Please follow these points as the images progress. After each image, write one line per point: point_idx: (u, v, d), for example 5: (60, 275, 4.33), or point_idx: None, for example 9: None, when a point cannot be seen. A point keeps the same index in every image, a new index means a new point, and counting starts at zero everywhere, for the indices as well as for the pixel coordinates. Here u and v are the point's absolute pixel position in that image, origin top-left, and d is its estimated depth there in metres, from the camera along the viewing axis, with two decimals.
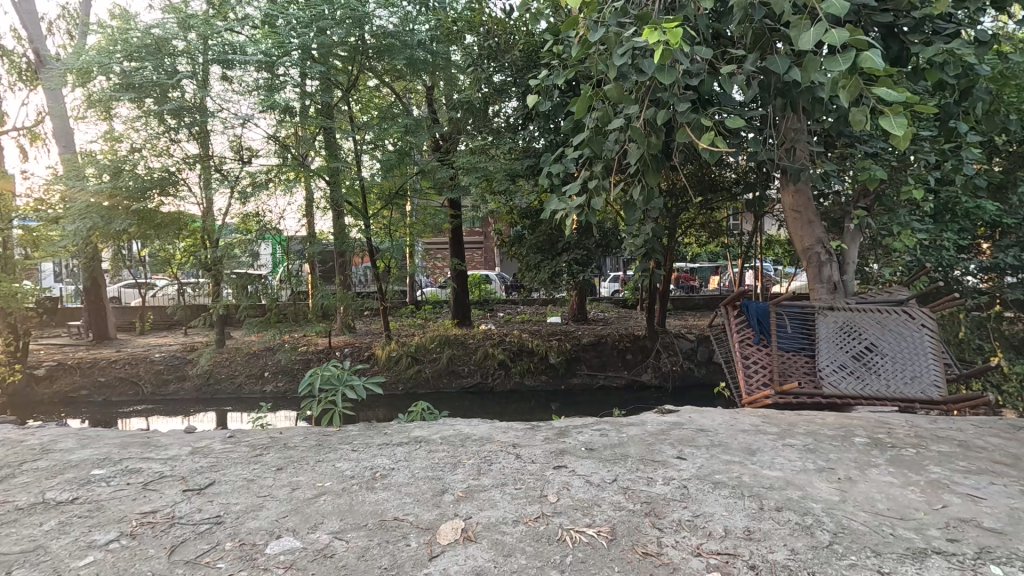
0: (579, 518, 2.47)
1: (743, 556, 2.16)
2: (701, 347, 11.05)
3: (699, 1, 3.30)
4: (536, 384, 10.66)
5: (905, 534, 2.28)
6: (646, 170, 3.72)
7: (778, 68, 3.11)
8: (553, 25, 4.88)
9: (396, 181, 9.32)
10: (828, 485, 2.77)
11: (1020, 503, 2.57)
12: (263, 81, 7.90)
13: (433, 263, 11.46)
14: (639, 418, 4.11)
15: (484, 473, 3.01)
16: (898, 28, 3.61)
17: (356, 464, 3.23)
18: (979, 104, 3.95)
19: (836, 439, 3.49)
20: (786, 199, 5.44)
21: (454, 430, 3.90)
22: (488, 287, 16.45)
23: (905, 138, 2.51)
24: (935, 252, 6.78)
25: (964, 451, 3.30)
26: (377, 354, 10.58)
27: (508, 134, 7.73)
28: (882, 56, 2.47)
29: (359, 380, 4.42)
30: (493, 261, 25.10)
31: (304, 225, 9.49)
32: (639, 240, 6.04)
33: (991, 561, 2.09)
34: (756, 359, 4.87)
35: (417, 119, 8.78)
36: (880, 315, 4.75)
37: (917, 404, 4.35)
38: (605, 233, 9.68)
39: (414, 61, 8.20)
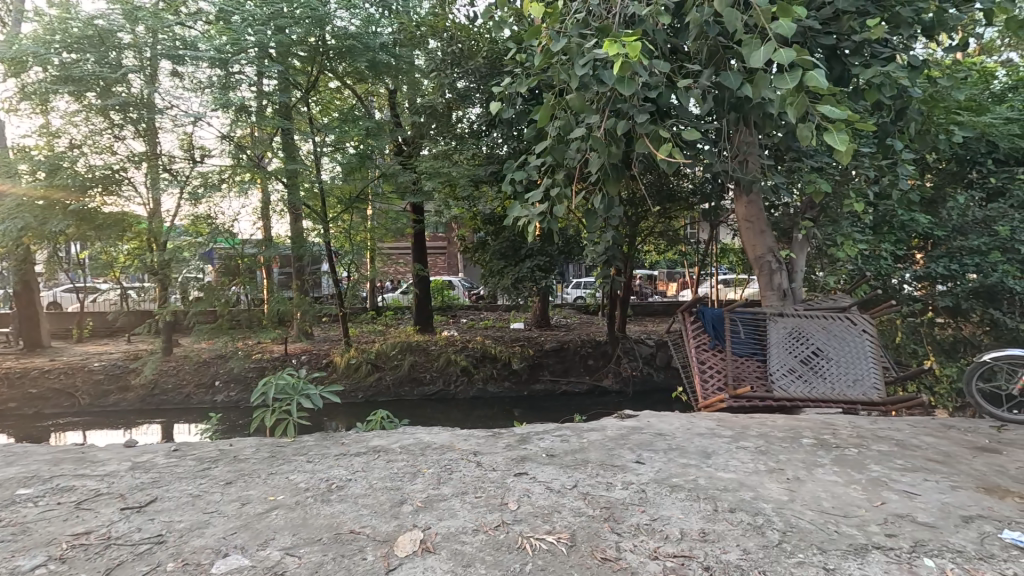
0: (539, 524, 2.47)
1: (698, 557, 2.21)
2: (660, 352, 11.30)
3: (657, 17, 3.41)
4: (498, 391, 10.61)
5: (848, 531, 2.38)
6: (607, 179, 3.83)
7: (731, 83, 3.24)
8: (516, 33, 4.93)
9: (357, 184, 9.14)
10: (778, 485, 2.87)
11: (950, 498, 2.73)
12: (216, 79, 7.56)
13: (394, 269, 11.24)
14: (599, 423, 4.15)
15: (445, 482, 2.97)
16: (840, 50, 3.83)
17: (311, 476, 3.13)
18: (912, 123, 4.24)
19: (785, 440, 3.63)
20: (739, 209, 5.67)
21: (414, 438, 3.84)
22: (451, 293, 16.32)
23: (847, 154, 2.65)
24: (875, 261, 7.17)
25: (901, 450, 3.49)
26: (335, 361, 10.36)
27: (472, 140, 7.84)
28: (825, 76, 2.61)
29: (316, 389, 4.28)
30: (456, 266, 24.98)
31: (260, 228, 9.15)
32: (599, 248, 6.10)
33: (925, 553, 2.22)
34: (711, 364, 5.04)
35: (380, 122, 8.68)
36: (825, 320, 4.99)
37: (859, 405, 4.59)
38: (566, 240, 9.71)
39: (376, 65, 8.11)
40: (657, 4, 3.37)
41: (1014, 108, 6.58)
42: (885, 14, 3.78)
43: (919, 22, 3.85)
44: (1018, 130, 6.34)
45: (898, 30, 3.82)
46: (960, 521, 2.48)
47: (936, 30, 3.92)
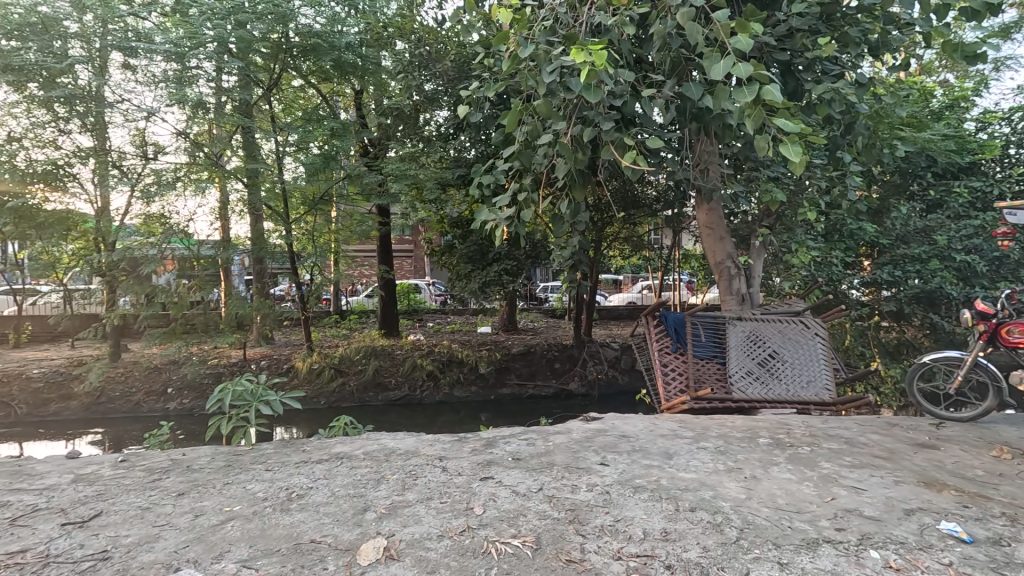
0: (504, 528, 2.47)
1: (660, 557, 2.25)
2: (624, 355, 11.47)
3: (623, 27, 3.49)
4: (465, 395, 10.58)
5: (801, 526, 2.48)
6: (574, 184, 3.90)
7: (693, 93, 3.35)
8: (485, 37, 4.95)
9: (321, 185, 8.88)
10: (736, 484, 2.96)
11: (894, 493, 2.89)
12: (171, 73, 7.23)
13: (359, 272, 11.02)
14: (565, 426, 4.18)
15: (409, 488, 2.93)
16: (794, 66, 4.05)
17: (269, 485, 3.03)
18: (860, 137, 4.47)
19: (743, 440, 3.75)
20: (700, 216, 5.83)
21: (378, 444, 3.78)
22: (417, 296, 16.15)
23: (800, 165, 2.78)
24: (826, 268, 7.51)
25: (850, 447, 3.67)
26: (296, 366, 10.06)
27: (439, 142, 7.93)
28: (780, 90, 2.72)
29: (276, 395, 4.14)
30: (422, 269, 24.68)
31: (218, 229, 8.80)
32: (565, 252, 6.16)
33: (871, 545, 2.33)
34: (674, 367, 5.16)
35: (345, 123, 8.51)
36: (782, 324, 5.19)
37: (811, 406, 4.79)
38: (533, 244, 9.78)
39: (341, 64, 7.92)
40: (622, 15, 3.44)
41: (951, 125, 7.06)
42: (835, 34, 4.00)
43: (865, 42, 4.08)
44: (952, 146, 6.81)
45: (847, 48, 4.04)
46: (902, 514, 2.62)
47: (881, 51, 4.15)
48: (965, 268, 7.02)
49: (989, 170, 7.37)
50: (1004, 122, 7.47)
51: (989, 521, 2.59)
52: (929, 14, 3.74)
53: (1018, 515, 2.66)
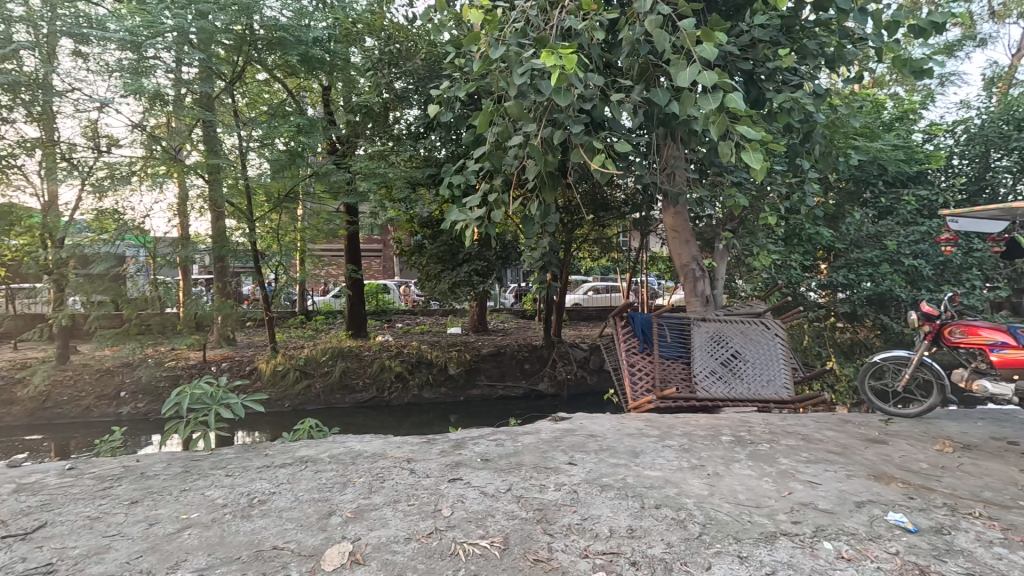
0: (473, 530, 2.46)
1: (625, 554, 2.29)
2: (593, 355, 11.61)
3: (592, 32, 3.53)
4: (435, 397, 10.48)
5: (760, 521, 2.57)
6: (543, 187, 3.90)
7: (660, 99, 3.43)
8: (455, 37, 4.94)
9: (287, 183, 8.64)
10: (700, 481, 3.04)
11: (846, 486, 3.02)
12: (126, 62, 6.88)
13: (326, 271, 10.79)
14: (534, 426, 4.20)
15: (376, 491, 2.89)
16: (757, 76, 4.19)
17: (230, 491, 2.93)
18: (817, 146, 4.66)
19: (706, 438, 3.85)
20: (667, 219, 5.97)
21: (345, 447, 3.71)
22: (386, 296, 15.95)
23: (761, 171, 2.89)
24: (784, 271, 7.69)
25: (806, 443, 3.81)
26: (259, 368, 9.78)
27: (409, 141, 7.91)
28: (744, 98, 2.81)
29: (237, 398, 4.01)
30: (391, 269, 24.39)
31: (176, 226, 8.45)
32: (536, 254, 6.20)
33: (825, 537, 2.43)
34: (640, 366, 5.27)
35: (312, 119, 8.30)
36: (744, 325, 5.35)
37: (771, 404, 4.96)
38: (504, 245, 9.78)
39: (309, 59, 7.73)
40: (592, 20, 3.48)
41: (900, 136, 7.43)
42: (794, 46, 4.17)
43: (823, 54, 4.26)
44: (901, 156, 7.18)
45: (805, 60, 4.21)
46: (853, 507, 2.75)
47: (837, 63, 4.33)
48: (913, 272, 7.40)
49: (934, 179, 7.80)
50: (948, 134, 7.93)
51: (931, 511, 2.74)
52: (880, 30, 3.93)
53: (958, 505, 2.82)
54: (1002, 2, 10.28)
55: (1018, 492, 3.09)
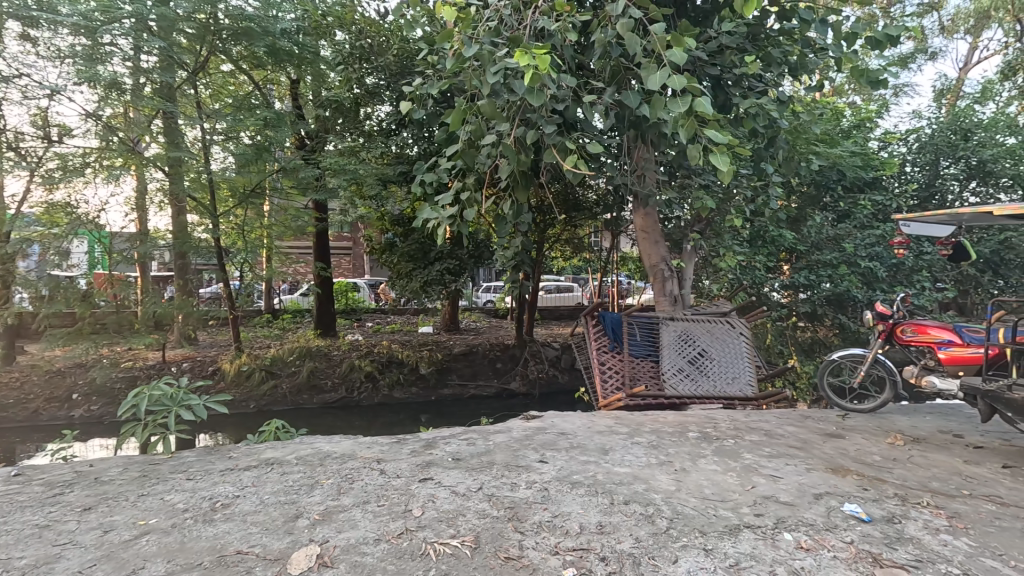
0: (444, 529, 2.45)
1: (595, 549, 2.32)
2: (565, 354, 11.70)
3: (565, 33, 3.56)
4: (405, 396, 10.36)
5: (724, 514, 2.64)
6: (516, 186, 4.00)
7: (631, 101, 3.49)
8: (428, 33, 4.91)
9: (254, 178, 8.36)
10: (667, 477, 3.11)
11: (806, 479, 3.14)
12: (79, 48, 6.53)
13: (294, 269, 10.52)
14: (506, 425, 4.20)
15: (346, 492, 2.84)
16: (724, 82, 4.31)
17: (191, 495, 2.83)
18: (780, 151, 4.83)
19: (674, 435, 3.93)
20: (638, 220, 6.07)
21: (312, 448, 3.64)
22: (356, 295, 15.70)
23: (728, 174, 2.97)
24: (749, 272, 7.92)
25: (769, 439, 3.94)
26: (223, 368, 9.50)
27: (380, 138, 7.82)
28: (711, 103, 2.89)
29: (199, 399, 3.88)
30: (361, 268, 24.00)
31: (133, 221, 8.09)
32: (508, 253, 6.21)
33: (786, 528, 2.52)
34: (611, 365, 5.34)
35: (280, 112, 8.05)
36: (711, 324, 5.48)
37: (736, 400, 5.10)
38: (476, 244, 9.74)
39: (276, 51, 7.46)
40: (565, 21, 3.51)
41: (858, 143, 7.75)
42: (760, 53, 4.30)
43: (786, 62, 4.40)
44: (858, 162, 7.47)
45: (770, 67, 4.34)
46: (812, 499, 2.86)
47: (800, 71, 4.48)
48: (869, 273, 7.72)
49: (888, 185, 8.17)
50: (901, 142, 8.32)
51: (884, 501, 2.87)
52: (840, 40, 4.09)
53: (908, 495, 2.97)
54: (950, 18, 10.85)
55: (962, 481, 3.27)
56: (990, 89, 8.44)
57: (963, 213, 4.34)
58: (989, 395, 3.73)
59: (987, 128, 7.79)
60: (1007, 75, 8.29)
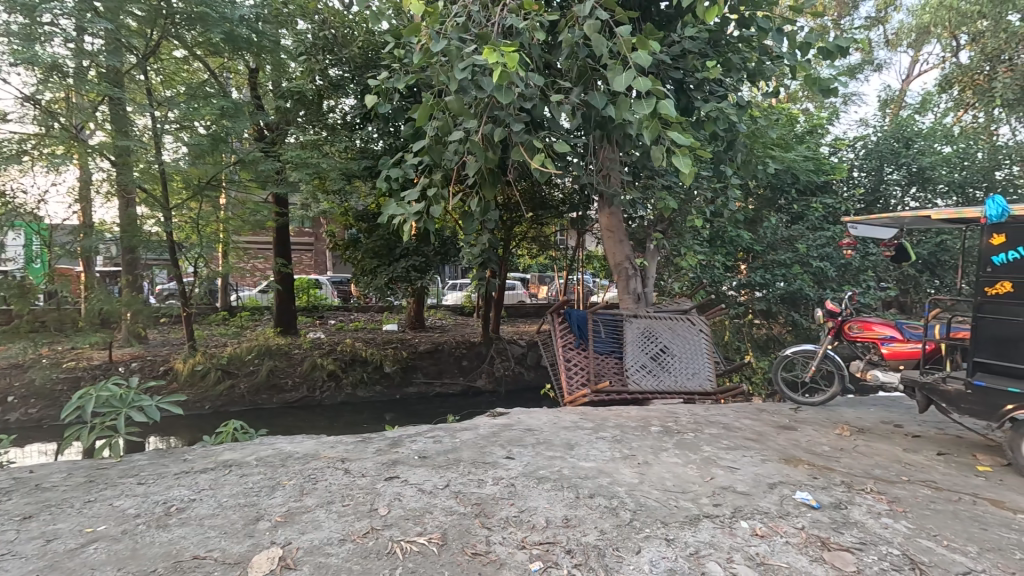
0: (410, 527, 2.43)
1: (561, 543, 2.36)
2: (531, 351, 11.77)
3: (534, 32, 3.58)
4: (370, 396, 10.20)
5: (685, 505, 2.73)
6: (484, 183, 4.01)
7: (597, 102, 3.55)
8: (394, 26, 4.84)
9: (209, 169, 8.00)
10: (631, 470, 3.18)
11: (761, 469, 3.28)
12: (14, 26, 6.07)
13: (252, 264, 10.16)
14: (472, 423, 4.20)
15: (308, 493, 2.78)
16: (686, 85, 4.43)
17: (143, 500, 2.71)
18: (739, 154, 5.01)
19: (637, 429, 4.03)
20: (603, 219, 6.17)
21: (273, 449, 3.54)
22: (318, 292, 15.32)
23: (690, 176, 3.05)
24: (709, 271, 8.19)
25: (727, 431, 4.09)
26: (176, 367, 9.09)
27: (344, 132, 7.69)
28: (674, 105, 2.97)
29: (151, 400, 3.72)
30: (324, 265, 23.46)
31: (76, 212, 7.61)
32: (475, 250, 6.18)
33: (742, 517, 2.63)
34: (576, 362, 5.42)
35: (238, 102, 7.73)
36: (673, 321, 5.62)
37: (695, 395, 5.27)
38: (442, 241, 9.67)
39: (234, 39, 7.08)
40: (533, 19, 3.53)
41: (810, 148, 8.10)
42: (720, 59, 4.44)
43: (745, 68, 4.56)
44: (811, 167, 7.80)
45: (730, 73, 4.49)
46: (767, 488, 2.99)
47: (758, 77, 4.66)
48: (819, 273, 8.09)
49: (838, 190, 8.59)
50: (849, 149, 8.76)
51: (832, 488, 3.03)
52: (795, 49, 4.27)
53: (853, 482, 3.15)
54: (894, 33, 11.51)
55: (902, 469, 3.49)
56: (929, 100, 8.99)
57: (905, 217, 4.60)
58: (926, 387, 3.93)
59: (926, 137, 8.29)
60: (944, 88, 8.86)
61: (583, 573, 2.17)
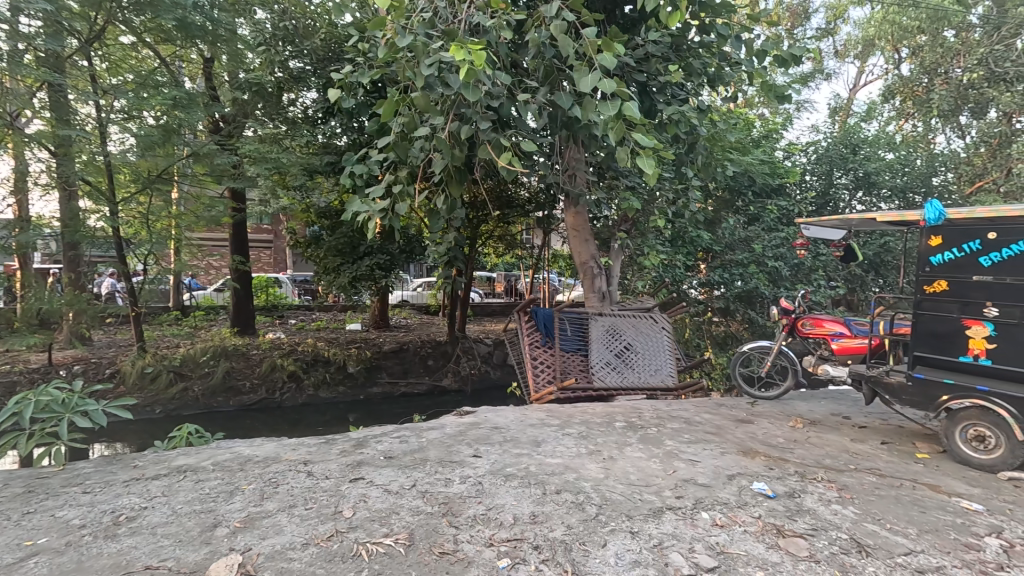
0: (376, 529, 2.40)
1: (528, 539, 2.37)
2: (497, 350, 11.77)
3: (500, 31, 3.58)
4: (332, 397, 9.96)
5: (649, 498, 2.80)
6: (450, 181, 3.99)
7: (563, 102, 3.58)
8: (358, 20, 4.74)
9: (160, 162, 7.60)
10: (596, 465, 3.24)
11: (720, 462, 3.39)
12: None
13: (206, 262, 9.73)
14: (438, 422, 4.17)
15: (269, 497, 2.70)
16: (649, 88, 4.54)
17: (89, 510, 2.57)
18: (699, 156, 5.17)
19: (602, 425, 4.10)
20: (568, 219, 6.24)
21: (231, 453, 3.42)
22: (277, 291, 14.86)
23: (654, 176, 3.11)
24: (671, 270, 8.40)
25: (688, 426, 4.21)
26: (123, 370, 8.62)
27: (305, 126, 7.54)
28: (638, 108, 3.03)
29: (97, 404, 3.52)
30: (283, 262, 22.77)
31: (10, 206, 7.09)
32: (441, 248, 6.14)
33: (703, 508, 2.72)
34: (542, 359, 5.48)
35: (191, 92, 7.40)
36: (637, 319, 5.74)
37: (658, 391, 5.41)
38: (408, 239, 9.55)
39: (187, 26, 6.70)
40: (501, 18, 3.53)
41: (766, 152, 8.41)
42: (682, 63, 4.56)
43: (706, 72, 4.71)
44: (767, 170, 8.11)
45: (691, 77, 4.63)
46: (726, 479, 3.10)
47: (718, 82, 4.83)
48: (774, 272, 8.42)
49: (791, 192, 8.96)
50: (802, 153, 9.15)
51: (786, 478, 3.17)
52: (752, 56, 4.44)
53: (805, 472, 3.30)
54: (842, 44, 12.11)
55: (850, 458, 3.68)
56: (874, 109, 9.51)
57: (853, 219, 4.83)
58: (871, 380, 4.16)
59: (871, 144, 8.73)
60: (887, 97, 9.38)
61: (550, 568, 2.19)
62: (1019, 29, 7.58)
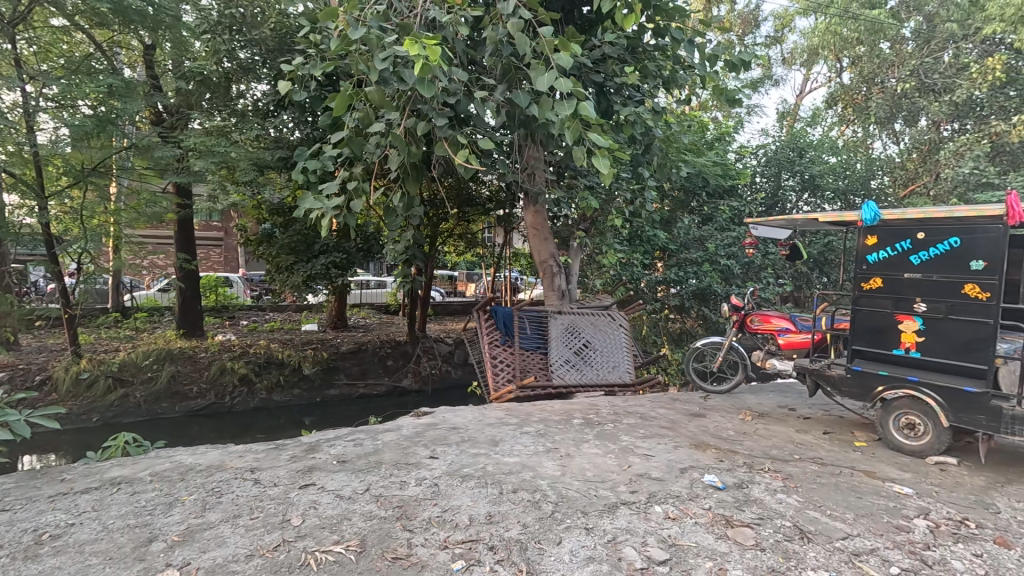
0: (325, 536, 2.32)
1: (484, 539, 2.36)
2: (458, 349, 11.68)
3: (456, 27, 3.53)
4: (287, 400, 9.65)
5: (604, 493, 2.84)
6: (407, 177, 3.91)
7: (521, 100, 3.57)
8: (310, 11, 4.59)
9: (95, 155, 7.13)
10: (554, 463, 3.25)
11: (673, 456, 3.47)
12: None
13: (149, 260, 9.22)
14: (395, 424, 4.08)
15: (212, 508, 2.57)
16: (606, 89, 4.61)
17: (8, 529, 2.37)
18: (654, 157, 5.28)
19: (560, 422, 4.12)
20: (528, 217, 6.25)
21: (171, 463, 3.24)
22: (227, 291, 14.26)
23: (609, 175, 3.11)
24: (628, 268, 8.56)
25: (644, 421, 4.30)
26: (56, 376, 8.05)
27: (255, 118, 7.19)
28: (593, 107, 3.04)
29: (18, 415, 3.26)
30: (235, 262, 21.88)
31: None
32: (399, 246, 6.03)
33: (656, 502, 2.77)
34: (502, 358, 5.47)
35: (129, 81, 6.98)
36: (596, 317, 5.81)
37: (615, 387, 5.52)
38: (365, 237, 9.35)
39: (123, 11, 6.32)
40: (456, 14, 3.49)
41: (719, 154, 8.70)
42: (638, 65, 4.64)
43: (661, 75, 4.81)
44: (720, 172, 8.34)
45: (647, 80, 4.73)
46: (679, 473, 3.17)
47: (672, 84, 4.94)
48: (726, 270, 8.71)
49: (743, 193, 9.29)
50: (752, 155, 9.48)
51: (735, 470, 3.27)
52: (705, 61, 4.56)
53: (753, 463, 3.43)
54: (789, 52, 12.68)
55: (794, 448, 3.84)
56: (818, 114, 9.98)
57: (798, 219, 5.04)
58: (815, 374, 4.36)
59: (816, 148, 9.13)
60: (830, 104, 9.89)
61: (505, 568, 2.18)
62: (945, 43, 8.27)
